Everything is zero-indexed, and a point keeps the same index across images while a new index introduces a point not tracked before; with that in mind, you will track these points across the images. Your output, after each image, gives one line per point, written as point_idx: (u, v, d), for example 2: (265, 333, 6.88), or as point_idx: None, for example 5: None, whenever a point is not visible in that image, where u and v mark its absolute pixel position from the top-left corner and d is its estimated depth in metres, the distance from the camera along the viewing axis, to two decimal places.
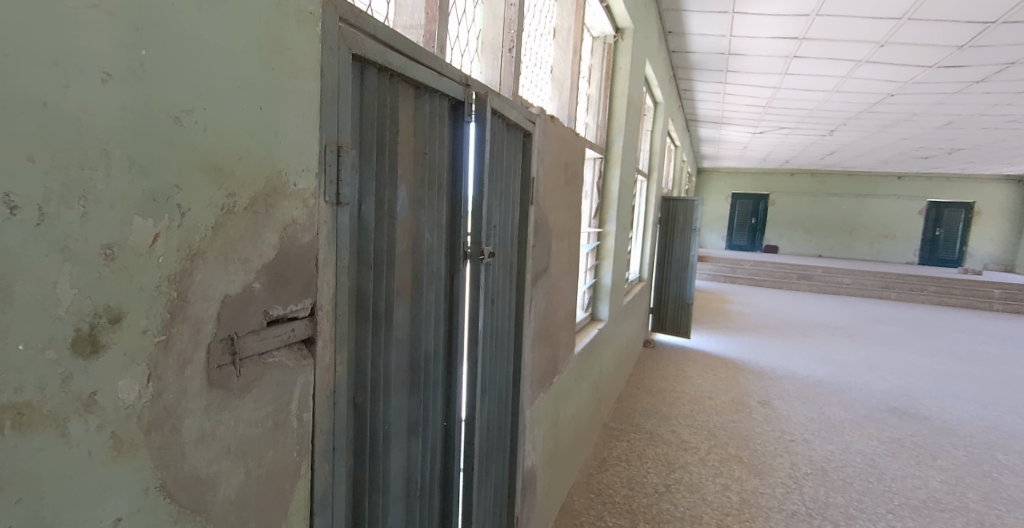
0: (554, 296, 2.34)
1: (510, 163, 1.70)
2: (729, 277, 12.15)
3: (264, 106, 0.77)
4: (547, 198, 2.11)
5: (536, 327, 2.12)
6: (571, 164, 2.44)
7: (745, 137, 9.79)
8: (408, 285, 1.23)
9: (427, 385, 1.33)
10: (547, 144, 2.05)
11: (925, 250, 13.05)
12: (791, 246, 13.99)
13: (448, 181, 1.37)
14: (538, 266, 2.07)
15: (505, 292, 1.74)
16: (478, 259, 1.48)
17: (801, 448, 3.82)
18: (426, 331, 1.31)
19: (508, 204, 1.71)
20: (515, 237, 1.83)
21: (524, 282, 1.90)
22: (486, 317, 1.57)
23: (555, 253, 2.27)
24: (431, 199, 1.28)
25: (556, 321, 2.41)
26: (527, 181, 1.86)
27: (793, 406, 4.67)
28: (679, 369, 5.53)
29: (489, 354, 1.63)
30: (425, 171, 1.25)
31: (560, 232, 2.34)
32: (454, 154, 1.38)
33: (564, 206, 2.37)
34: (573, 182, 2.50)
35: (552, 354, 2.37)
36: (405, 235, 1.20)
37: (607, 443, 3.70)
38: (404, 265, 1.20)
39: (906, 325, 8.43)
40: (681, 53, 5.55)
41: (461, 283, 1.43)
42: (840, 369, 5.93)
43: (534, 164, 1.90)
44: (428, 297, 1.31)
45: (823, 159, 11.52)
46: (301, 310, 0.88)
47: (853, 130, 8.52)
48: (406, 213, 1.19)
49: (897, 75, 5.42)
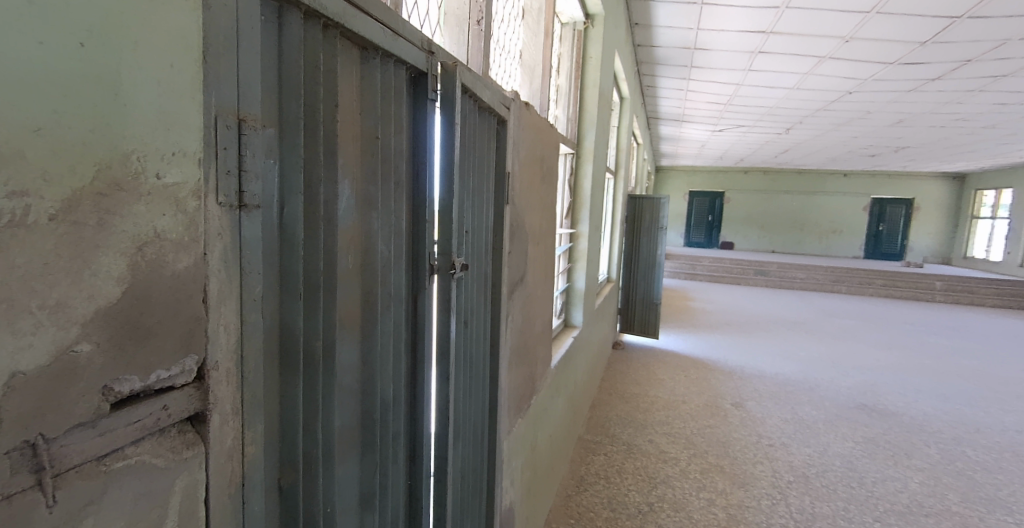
0: (531, 307, 2.06)
1: (482, 155, 1.40)
2: (689, 274, 12.19)
3: (88, 43, 0.45)
4: (523, 198, 1.83)
5: (513, 345, 1.84)
6: (546, 159, 2.18)
7: (703, 135, 9.78)
8: (357, 314, 0.92)
9: (387, 442, 1.02)
10: (521, 134, 1.76)
11: (870, 245, 13.53)
12: (746, 242, 14.24)
13: (408, 176, 1.06)
14: (514, 276, 1.78)
15: (479, 312, 1.44)
16: (449, 274, 1.17)
17: (780, 453, 3.69)
18: (383, 371, 1.00)
19: (481, 207, 1.42)
20: (489, 243, 1.53)
21: (498, 296, 1.61)
22: (460, 344, 1.27)
23: (531, 259, 1.99)
24: (386, 200, 0.98)
25: (534, 336, 2.13)
26: (502, 177, 1.57)
27: (767, 408, 4.56)
28: (650, 371, 5.35)
29: (463, 387, 1.33)
30: (377, 162, 0.94)
31: (537, 235, 2.06)
32: (415, 142, 1.07)
33: (540, 205, 2.09)
34: (548, 179, 2.22)
35: (529, 373, 2.10)
36: (350, 248, 0.89)
37: (584, 458, 3.45)
38: (350, 287, 0.89)
39: (860, 318, 8.62)
40: (646, 48, 5.38)
41: (428, 306, 1.13)
42: (805, 366, 5.91)
43: (508, 159, 1.61)
44: (387, 328, 1.00)
45: (777, 157, 11.73)
46: (182, 375, 0.56)
47: (808, 129, 8.64)
48: (351, 218, 0.88)
49: (858, 72, 5.42)
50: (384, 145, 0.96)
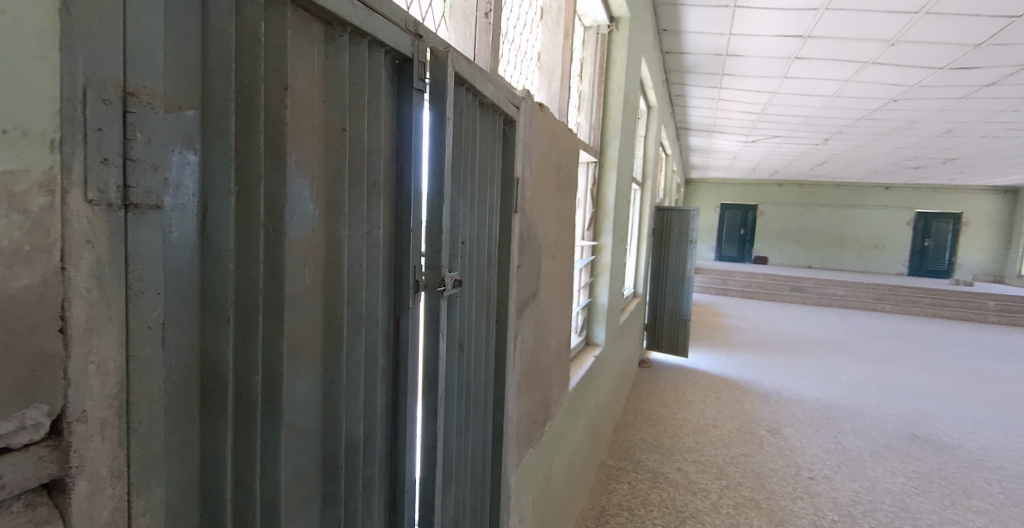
0: (545, 325, 1.89)
1: (483, 157, 1.23)
2: (721, 290, 11.77)
3: None
4: (535, 207, 1.66)
5: (523, 368, 1.66)
6: (564, 164, 2.01)
7: (735, 147, 9.46)
8: (315, 340, 0.77)
9: (356, 490, 0.86)
10: (533, 136, 1.60)
11: (915, 261, 12.83)
12: (781, 257, 13.72)
13: (389, 177, 0.91)
14: (524, 293, 1.61)
15: (479, 334, 1.28)
16: (438, 293, 1.01)
17: (823, 489, 3.38)
18: (353, 407, 0.84)
19: (482, 216, 1.25)
20: (493, 256, 1.37)
21: (503, 314, 1.44)
22: (452, 371, 1.11)
23: (545, 272, 1.82)
24: (359, 205, 0.83)
25: (548, 356, 1.96)
26: (509, 183, 1.41)
27: (806, 436, 4.24)
28: (678, 392, 5.07)
29: (457, 420, 1.16)
30: (345, 159, 0.79)
31: (552, 247, 1.89)
32: (397, 139, 0.92)
33: (556, 214, 1.92)
34: (566, 187, 2.05)
35: (543, 397, 1.92)
36: (306, 261, 0.74)
37: (606, 486, 3.23)
38: (305, 308, 0.74)
39: (906, 339, 8.10)
40: (675, 54, 5.19)
41: (413, 330, 0.97)
42: (847, 390, 5.52)
43: (517, 163, 1.45)
44: (359, 355, 0.85)
45: (813, 169, 11.28)
46: (22, 432, 0.42)
47: (847, 139, 8.25)
48: (307, 225, 0.73)
49: (903, 78, 5.11)
50: (356, 140, 0.81)
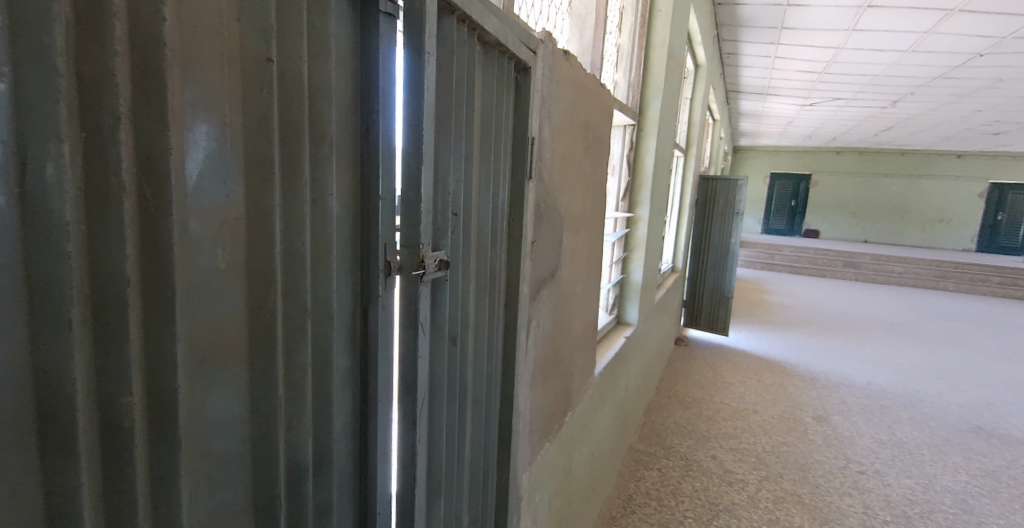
0: (567, 308, 1.67)
1: (482, 109, 1.00)
2: (767, 264, 11.18)
3: None
4: (556, 173, 1.43)
5: (538, 358, 1.46)
6: (593, 124, 1.74)
7: (790, 111, 8.75)
8: (240, 339, 0.59)
9: (306, 520, 0.70)
10: (554, 89, 1.34)
11: (986, 236, 11.79)
12: (834, 230, 12.90)
13: (348, 129, 0.71)
14: (541, 272, 1.40)
15: (479, 322, 1.08)
16: (417, 278, 0.82)
17: (874, 485, 3.10)
18: (298, 419, 0.67)
19: (482, 183, 1.03)
20: (501, 231, 1.15)
21: (513, 299, 1.23)
22: (438, 368, 0.92)
23: (566, 249, 1.59)
24: (299, 164, 0.63)
25: (570, 341, 1.75)
26: (521, 143, 1.17)
27: (857, 425, 3.91)
28: (716, 373, 4.79)
29: (447, 425, 0.98)
30: (274, 102, 0.59)
31: (576, 220, 1.66)
32: (361, 79, 0.72)
33: (582, 181, 1.67)
34: (596, 150, 1.79)
35: (563, 385, 1.73)
36: (221, 238, 0.55)
37: (634, 473, 3.04)
38: (220, 302, 0.56)
39: (972, 321, 7.46)
40: (729, 6, 4.70)
41: (385, 322, 0.78)
42: (904, 376, 5.10)
43: (533, 120, 1.20)
44: (306, 355, 0.67)
45: (877, 135, 10.36)
46: None
47: (919, 101, 7.46)
48: (216, 187, 0.54)
49: (995, 28, 4.47)
50: (291, 77, 0.61)
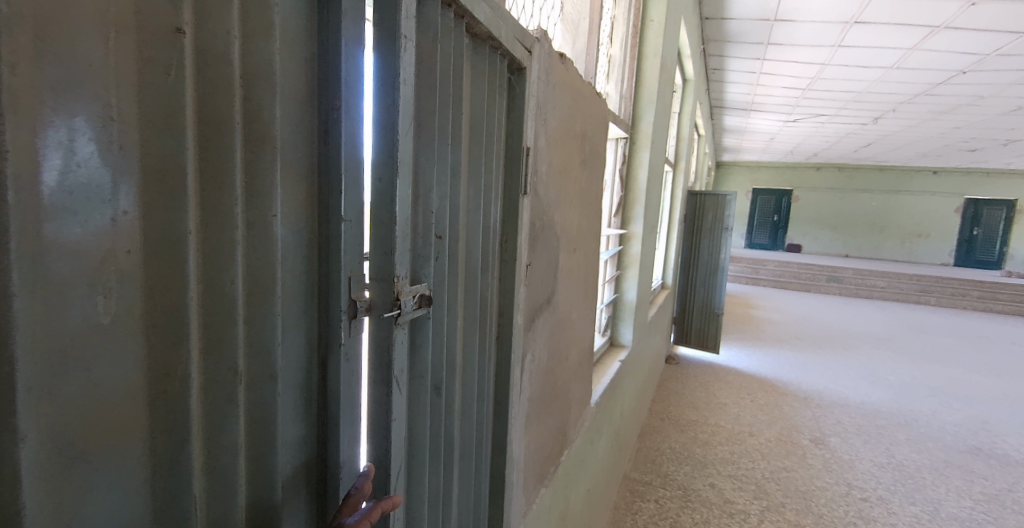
0: (563, 336, 1.51)
1: (470, 113, 0.85)
2: (752, 279, 11.18)
3: None
4: (553, 187, 1.28)
5: (534, 395, 1.30)
6: (590, 134, 1.59)
7: (774, 127, 8.79)
8: (134, 418, 0.42)
9: None
10: (550, 94, 1.20)
11: (963, 250, 11.96)
12: (816, 245, 13.00)
13: (299, 130, 0.55)
14: (536, 299, 1.24)
15: (468, 364, 0.92)
16: (392, 319, 0.65)
17: (879, 513, 2.96)
18: (227, 517, 0.50)
19: (470, 200, 0.87)
20: (493, 255, 0.99)
21: (507, 332, 1.07)
22: (416, 425, 0.76)
23: (562, 271, 1.43)
24: (229, 173, 0.46)
25: (567, 370, 1.59)
26: (515, 153, 1.02)
27: (855, 447, 3.80)
28: (709, 392, 4.66)
29: (431, 492, 0.81)
30: (189, 87, 0.43)
31: (573, 239, 1.51)
32: (318, 67, 0.56)
33: (578, 197, 1.52)
34: (591, 163, 1.64)
35: (560, 421, 1.56)
36: (102, 279, 0.39)
37: (629, 505, 2.87)
38: (100, 369, 0.39)
39: (956, 336, 7.48)
40: (716, 20, 4.66)
41: (347, 375, 0.61)
42: (896, 394, 5.02)
43: (529, 129, 1.05)
44: (240, 430, 0.50)
45: (857, 152, 10.48)
46: None
47: (899, 118, 7.54)
48: (94, 201, 0.38)
49: (978, 45, 4.50)
50: (216, 55, 0.44)
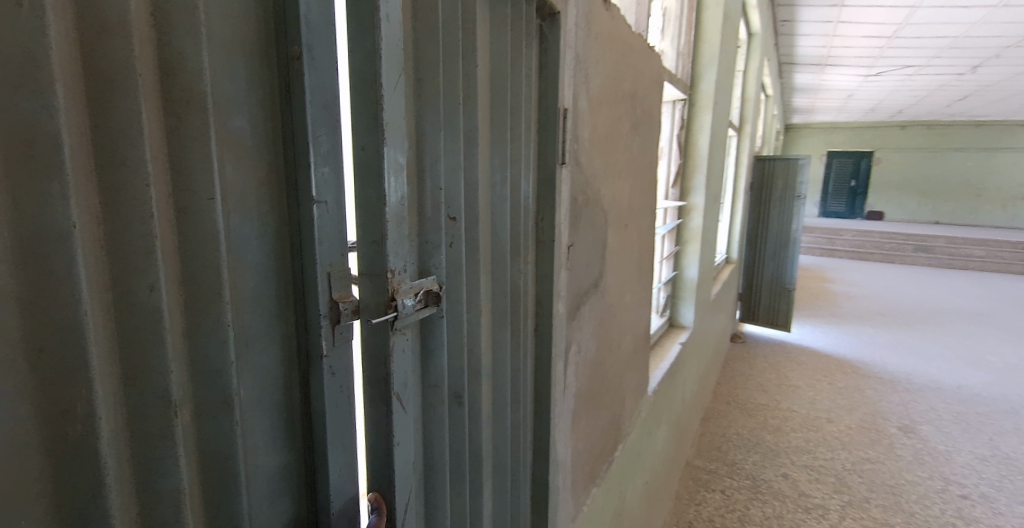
0: (613, 323, 1.35)
1: (489, 67, 0.70)
2: (827, 251, 10.37)
3: None
4: (596, 156, 1.11)
5: (581, 391, 1.15)
6: (640, 94, 1.39)
7: (852, 83, 7.96)
8: (19, 471, 0.31)
9: None
10: (591, 46, 1.02)
11: None
12: (900, 212, 11.86)
13: (247, 87, 0.43)
14: (580, 285, 1.08)
15: (497, 366, 0.79)
16: (390, 324, 0.52)
17: (982, 513, 2.63)
18: None
19: (493, 174, 0.73)
20: (526, 236, 0.85)
21: (545, 325, 0.93)
22: (434, 443, 0.64)
23: (611, 251, 1.27)
24: (138, 145, 0.35)
25: (619, 360, 1.43)
26: (549, 116, 0.86)
27: (951, 437, 3.40)
28: (780, 374, 4.33)
29: (454, 516, 0.70)
30: (52, 22, 0.30)
31: (622, 214, 1.33)
32: (272, 7, 0.44)
33: (627, 167, 1.34)
34: (643, 129, 1.44)
35: (612, 414, 1.41)
36: None
37: (692, 496, 2.70)
38: None
39: None
40: None
41: (334, 393, 0.49)
42: (999, 377, 4.48)
43: (565, 87, 0.89)
44: (183, 472, 0.40)
45: (950, 106, 9.36)
46: None
47: (1005, 64, 6.60)
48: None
49: None
50: None
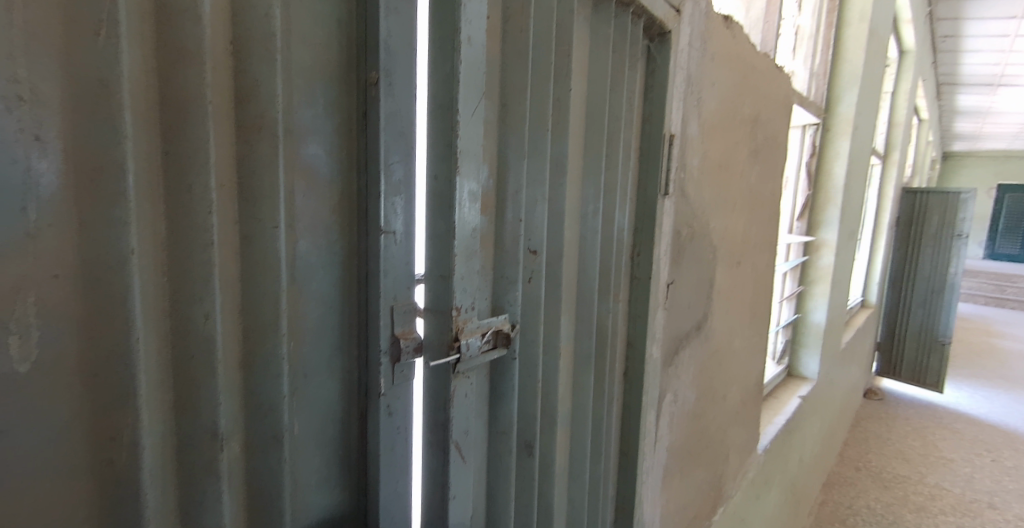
0: (718, 371, 1.20)
1: (585, 90, 0.65)
2: (997, 300, 8.73)
3: None
4: (706, 186, 1.00)
5: (675, 443, 1.03)
6: (762, 118, 1.25)
7: None
8: (61, 494, 0.31)
9: None
10: (706, 67, 0.93)
11: None
12: None
13: (325, 113, 0.42)
14: (680, 326, 0.98)
15: (577, 413, 0.72)
16: (451, 367, 0.49)
17: None
18: None
19: (584, 205, 0.68)
20: (619, 270, 0.77)
21: (635, 369, 0.84)
22: (499, 497, 0.59)
23: (717, 290, 1.14)
24: (203, 173, 0.34)
25: (723, 413, 1.27)
26: (652, 142, 0.79)
27: None
28: (928, 442, 3.67)
29: None
30: (125, 49, 0.31)
31: (735, 249, 1.20)
32: (357, 32, 0.43)
33: (742, 198, 1.20)
34: (764, 155, 1.29)
35: (711, 473, 1.25)
36: (12, 315, 0.29)
37: None
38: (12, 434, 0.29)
39: None
40: None
41: (389, 437, 0.46)
42: None
43: (672, 111, 0.81)
44: (226, 507, 0.38)
45: None
46: None
47: None
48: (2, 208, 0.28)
49: None
50: (182, 7, 0.32)
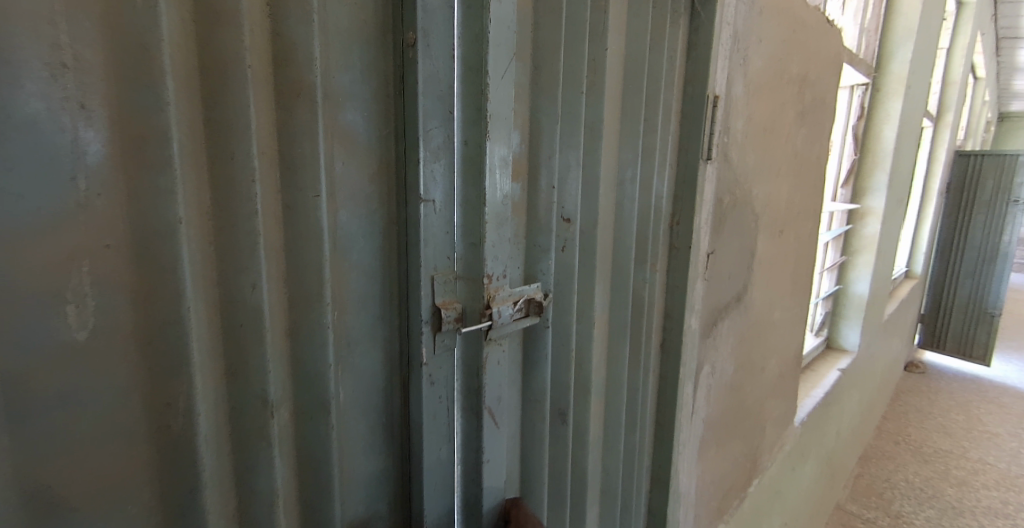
0: (756, 342, 1.17)
1: (628, 50, 0.62)
2: None
3: None
4: (750, 151, 0.96)
5: (711, 414, 1.02)
6: (809, 78, 1.17)
7: None
8: (125, 458, 0.32)
9: None
10: (752, 22, 0.87)
11: None
12: None
13: (362, 77, 0.40)
14: (720, 296, 0.95)
15: (615, 383, 0.71)
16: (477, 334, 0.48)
17: None
18: None
19: (623, 173, 0.65)
20: (659, 239, 0.75)
21: (674, 340, 0.82)
22: (531, 460, 0.59)
23: (758, 260, 1.10)
24: (245, 140, 0.34)
25: (761, 385, 1.24)
26: (696, 105, 0.75)
27: None
28: (972, 416, 3.55)
29: None
30: (162, 12, 0.30)
31: (777, 216, 1.15)
32: None
33: (787, 164, 1.14)
34: (811, 117, 1.22)
35: (747, 445, 1.24)
36: (69, 283, 0.29)
37: None
38: (75, 399, 0.30)
39: None
40: None
41: (431, 405, 0.47)
42: None
43: (717, 70, 0.77)
44: (279, 471, 0.39)
45: None
46: None
47: None
48: (53, 177, 0.28)
49: None
50: None
